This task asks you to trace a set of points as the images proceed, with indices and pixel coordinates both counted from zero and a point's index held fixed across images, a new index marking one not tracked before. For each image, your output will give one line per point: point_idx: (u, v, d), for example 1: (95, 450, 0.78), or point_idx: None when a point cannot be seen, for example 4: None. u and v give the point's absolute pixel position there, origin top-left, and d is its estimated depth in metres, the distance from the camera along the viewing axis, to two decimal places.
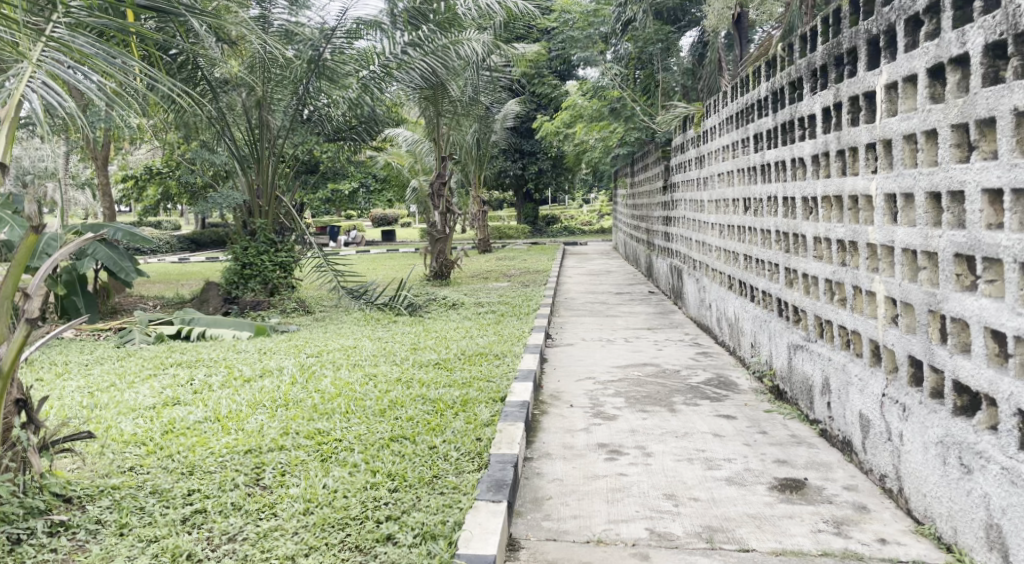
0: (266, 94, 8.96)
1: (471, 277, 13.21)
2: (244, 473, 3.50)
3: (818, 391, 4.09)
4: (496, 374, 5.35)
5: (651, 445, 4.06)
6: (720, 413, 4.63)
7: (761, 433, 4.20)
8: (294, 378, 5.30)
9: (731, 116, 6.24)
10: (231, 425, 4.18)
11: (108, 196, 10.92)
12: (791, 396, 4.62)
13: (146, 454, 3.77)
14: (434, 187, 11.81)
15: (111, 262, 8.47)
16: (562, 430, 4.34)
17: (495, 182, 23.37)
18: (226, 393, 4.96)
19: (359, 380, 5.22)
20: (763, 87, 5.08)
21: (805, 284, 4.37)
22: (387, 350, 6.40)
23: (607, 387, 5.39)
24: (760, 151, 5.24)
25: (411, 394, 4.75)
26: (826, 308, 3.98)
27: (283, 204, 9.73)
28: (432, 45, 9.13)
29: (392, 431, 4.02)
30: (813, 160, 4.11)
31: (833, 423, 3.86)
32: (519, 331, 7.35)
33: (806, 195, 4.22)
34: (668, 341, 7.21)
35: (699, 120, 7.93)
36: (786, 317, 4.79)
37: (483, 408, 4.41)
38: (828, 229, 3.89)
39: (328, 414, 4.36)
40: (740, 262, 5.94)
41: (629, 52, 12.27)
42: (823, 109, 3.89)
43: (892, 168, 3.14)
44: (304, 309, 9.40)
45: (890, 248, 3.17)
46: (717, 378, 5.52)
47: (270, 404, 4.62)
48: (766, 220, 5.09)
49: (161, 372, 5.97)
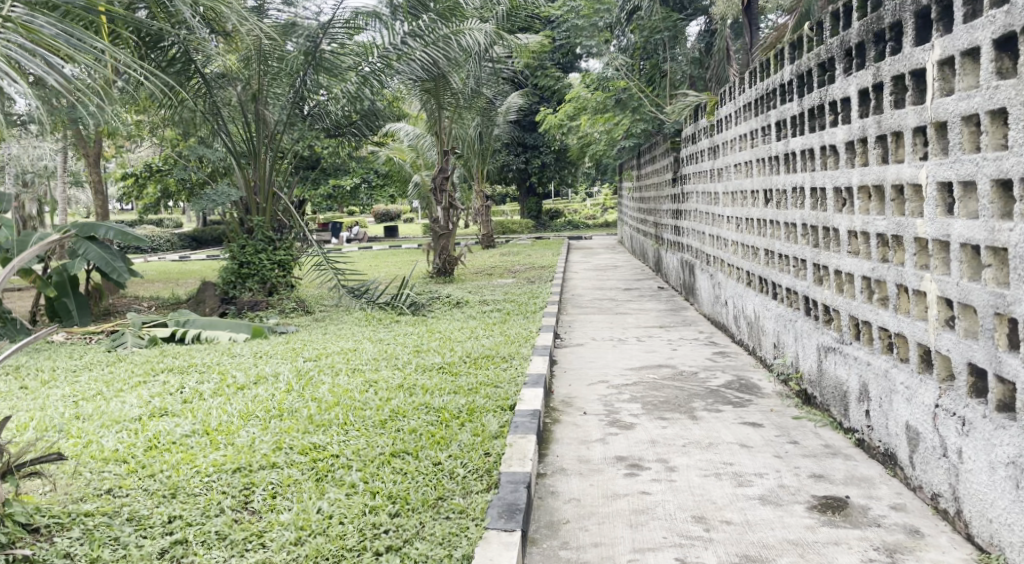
0: (263, 88, 8.72)
1: (475, 273, 12.89)
2: (231, 495, 3.19)
3: (854, 398, 3.78)
4: (504, 380, 5.04)
5: (673, 457, 3.75)
6: (745, 420, 4.32)
7: (792, 444, 3.89)
8: (290, 386, 4.99)
9: (749, 104, 5.92)
10: (221, 440, 3.87)
11: (101, 194, 10.61)
12: (822, 402, 4.32)
13: (126, 474, 3.46)
14: (436, 182, 11.46)
15: (103, 261, 8.12)
16: (576, 441, 4.04)
17: (497, 176, 23.05)
18: (218, 402, 4.65)
19: (360, 386, 4.91)
20: (787, 71, 4.76)
21: (837, 281, 4.06)
22: (388, 352, 6.10)
23: (622, 392, 5.08)
24: (783, 139, 4.92)
25: (414, 402, 4.44)
26: (863, 308, 3.67)
27: (281, 201, 9.40)
28: (433, 35, 8.71)
29: (394, 445, 3.72)
30: (847, 146, 3.80)
31: (873, 434, 3.56)
32: (526, 330, 7.04)
33: (839, 185, 3.91)
34: (682, 340, 6.89)
35: (712, 109, 7.61)
36: (814, 316, 4.48)
37: (491, 418, 4.11)
38: (866, 222, 3.58)
39: (326, 426, 4.06)
40: (760, 257, 5.62)
41: (635, 43, 12.03)
42: (859, 90, 3.58)
43: (946, 153, 2.86)
44: (304, 309, 9.09)
45: (945, 243, 2.89)
46: (738, 381, 5.21)
47: (263, 414, 4.31)
48: (792, 212, 4.78)
49: (152, 378, 5.67)
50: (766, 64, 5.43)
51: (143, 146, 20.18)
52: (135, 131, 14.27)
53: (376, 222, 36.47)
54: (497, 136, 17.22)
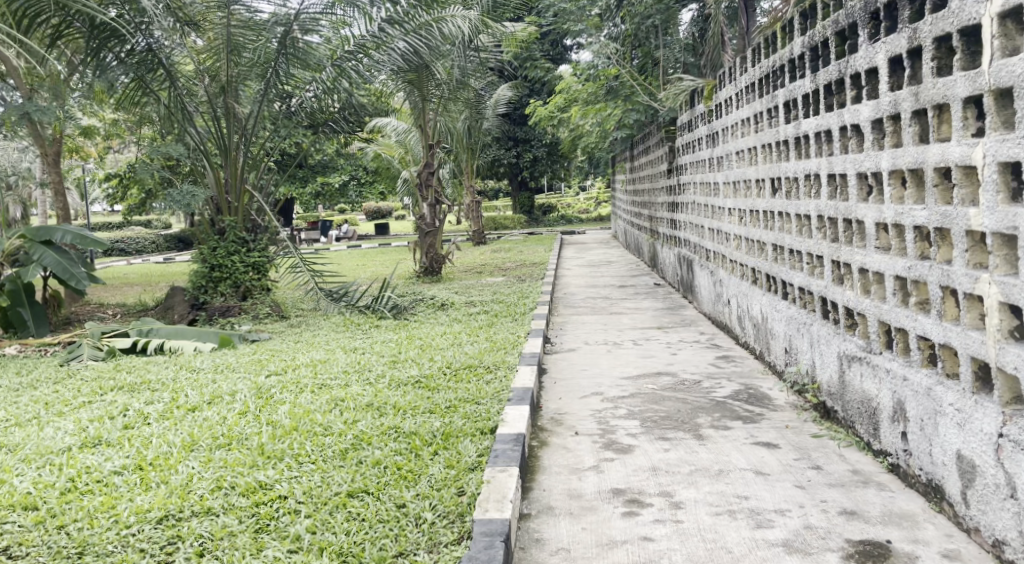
0: (231, 79, 8.17)
1: (463, 272, 12.32)
2: (149, 556, 2.71)
3: (886, 416, 3.27)
4: (485, 395, 4.51)
5: (678, 490, 3.23)
6: (758, 440, 3.80)
7: (814, 469, 3.37)
8: (247, 407, 4.44)
9: (752, 85, 5.38)
10: (152, 478, 3.35)
11: (62, 195, 10.01)
12: (845, 418, 3.80)
13: (32, 526, 2.97)
14: (421, 177, 10.92)
15: (61, 268, 7.58)
16: (565, 469, 3.51)
17: (488, 171, 22.45)
18: (160, 429, 4.10)
19: (325, 407, 4.36)
20: (796, 44, 4.24)
21: (862, 281, 3.55)
22: (361, 364, 5.54)
23: (618, 406, 4.55)
24: (793, 120, 4.41)
25: (382, 426, 3.90)
26: (897, 313, 3.16)
27: (255, 200, 8.77)
28: (412, 21, 8.13)
29: (353, 483, 3.19)
30: (874, 123, 3.28)
31: (911, 460, 3.06)
32: (514, 335, 6.49)
33: (864, 170, 3.40)
34: (683, 342, 6.37)
35: (709, 92, 7.06)
36: (833, 320, 3.96)
37: (468, 444, 3.59)
38: (900, 214, 3.07)
39: (277, 458, 3.52)
40: (768, 253, 5.10)
41: (625, 30, 11.35)
42: (889, 58, 3.07)
43: (1009, 127, 2.37)
44: (279, 314, 8.50)
45: (1008, 236, 2.39)
46: (746, 391, 4.69)
47: (208, 444, 3.78)
48: (805, 202, 4.27)
49: (98, 397, 5.09)
50: (770, 39, 4.90)
51: (127, 146, 19.65)
52: (110, 129, 13.71)
53: (369, 219, 35.98)
54: (487, 130, 16.70)
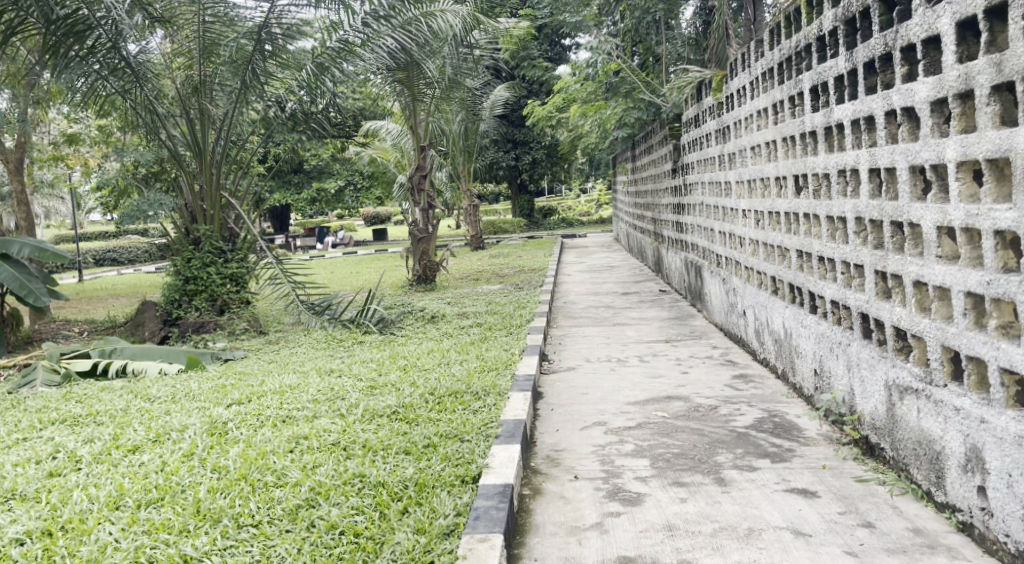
0: (205, 78, 7.57)
1: (459, 280, 11.69)
2: None
3: (954, 464, 2.67)
4: (470, 430, 3.89)
5: (699, 559, 2.64)
6: (791, 487, 3.17)
7: (865, 529, 2.76)
8: (194, 448, 3.82)
9: (770, 70, 4.77)
10: (56, 551, 2.76)
11: (26, 205, 9.45)
12: (895, 458, 3.18)
13: None
14: (414, 181, 10.19)
15: (17, 283, 6.95)
16: (562, 529, 2.91)
17: (487, 173, 21.77)
18: (86, 478, 3.48)
19: (284, 447, 3.73)
20: (825, 19, 3.64)
21: (917, 298, 2.94)
22: (335, 391, 4.90)
23: (623, 441, 3.92)
24: (823, 105, 3.79)
25: (344, 473, 3.28)
26: (969, 338, 2.56)
27: (230, 208, 8.13)
28: (401, 16, 7.43)
29: (299, 558, 2.62)
30: (934, 104, 2.68)
31: (993, 522, 2.48)
32: (507, 353, 5.86)
33: (919, 162, 2.80)
34: (694, 359, 5.74)
35: (719, 83, 6.44)
36: (877, 341, 3.35)
37: (446, 498, 2.99)
38: (976, 214, 2.47)
39: (213, 520, 2.92)
40: (793, 259, 4.47)
41: (625, 25, 10.74)
42: (957, 22, 2.49)
43: None
44: (258, 330, 7.81)
45: None
46: (772, 421, 4.05)
47: (136, 498, 3.17)
48: (838, 203, 3.66)
49: (34, 435, 4.46)
50: (793, 17, 4.29)
51: None
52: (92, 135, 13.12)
53: (368, 225, 35.34)
54: (483, 133, 16.07)
